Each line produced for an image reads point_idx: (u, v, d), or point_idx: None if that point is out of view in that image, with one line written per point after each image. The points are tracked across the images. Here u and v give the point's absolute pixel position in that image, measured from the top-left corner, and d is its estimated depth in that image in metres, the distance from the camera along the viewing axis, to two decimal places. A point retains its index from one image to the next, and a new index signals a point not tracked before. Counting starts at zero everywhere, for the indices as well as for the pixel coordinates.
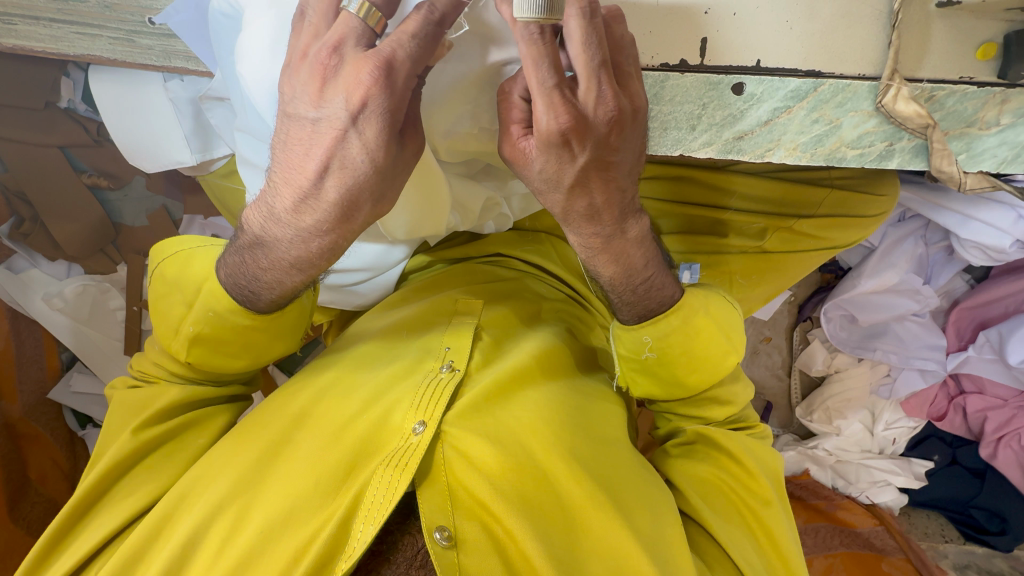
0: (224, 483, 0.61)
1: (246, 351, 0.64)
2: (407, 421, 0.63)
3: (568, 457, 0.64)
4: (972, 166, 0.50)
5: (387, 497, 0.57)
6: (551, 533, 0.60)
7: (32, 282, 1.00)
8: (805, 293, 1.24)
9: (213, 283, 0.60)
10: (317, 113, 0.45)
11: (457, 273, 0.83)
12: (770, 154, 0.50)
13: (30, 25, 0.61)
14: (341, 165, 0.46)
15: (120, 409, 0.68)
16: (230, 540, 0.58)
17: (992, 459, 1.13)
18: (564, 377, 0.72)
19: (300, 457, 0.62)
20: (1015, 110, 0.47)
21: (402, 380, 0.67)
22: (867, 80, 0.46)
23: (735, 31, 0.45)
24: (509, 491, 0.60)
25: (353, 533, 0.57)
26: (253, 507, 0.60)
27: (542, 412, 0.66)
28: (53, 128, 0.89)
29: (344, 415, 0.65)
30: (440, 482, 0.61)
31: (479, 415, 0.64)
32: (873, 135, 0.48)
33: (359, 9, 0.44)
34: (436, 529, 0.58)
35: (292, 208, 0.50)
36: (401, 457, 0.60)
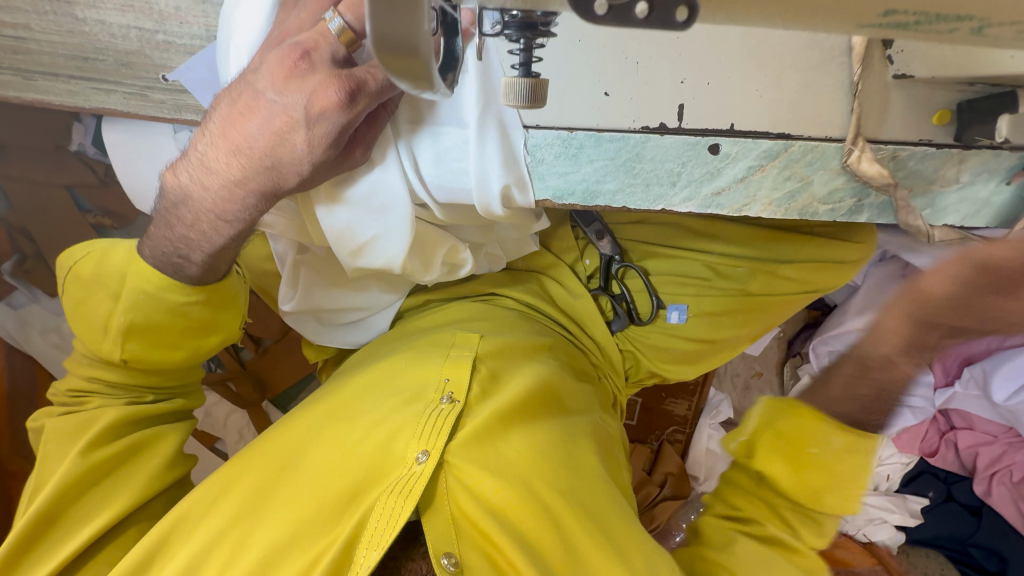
0: (228, 510, 0.64)
1: (186, 340, 0.65)
2: (410, 450, 0.65)
3: (564, 492, 0.65)
4: (937, 219, 0.54)
5: (393, 522, 0.60)
6: (549, 569, 0.62)
7: (30, 317, 1.02)
8: (793, 330, 1.25)
9: (138, 266, 0.62)
10: (276, 97, 0.49)
11: (449, 312, 0.84)
12: (747, 208, 0.53)
13: (49, 81, 0.64)
14: (280, 145, 0.51)
15: (53, 438, 0.67)
16: (232, 563, 0.61)
17: (988, 496, 1.16)
18: (558, 412, 0.74)
19: (303, 485, 0.64)
20: (972, 168, 0.51)
21: (403, 408, 0.69)
22: (833, 142, 0.49)
23: (710, 97, 0.48)
24: (507, 522, 0.63)
25: (356, 558, 0.60)
26: (253, 535, 0.62)
27: (538, 445, 0.69)
28: (61, 169, 0.93)
29: (347, 441, 0.67)
30: (445, 510, 0.64)
31: (478, 446, 0.67)
32: (842, 192, 0.52)
33: (337, 29, 0.46)
34: (443, 555, 0.62)
35: (224, 163, 0.54)
36: (406, 485, 0.63)
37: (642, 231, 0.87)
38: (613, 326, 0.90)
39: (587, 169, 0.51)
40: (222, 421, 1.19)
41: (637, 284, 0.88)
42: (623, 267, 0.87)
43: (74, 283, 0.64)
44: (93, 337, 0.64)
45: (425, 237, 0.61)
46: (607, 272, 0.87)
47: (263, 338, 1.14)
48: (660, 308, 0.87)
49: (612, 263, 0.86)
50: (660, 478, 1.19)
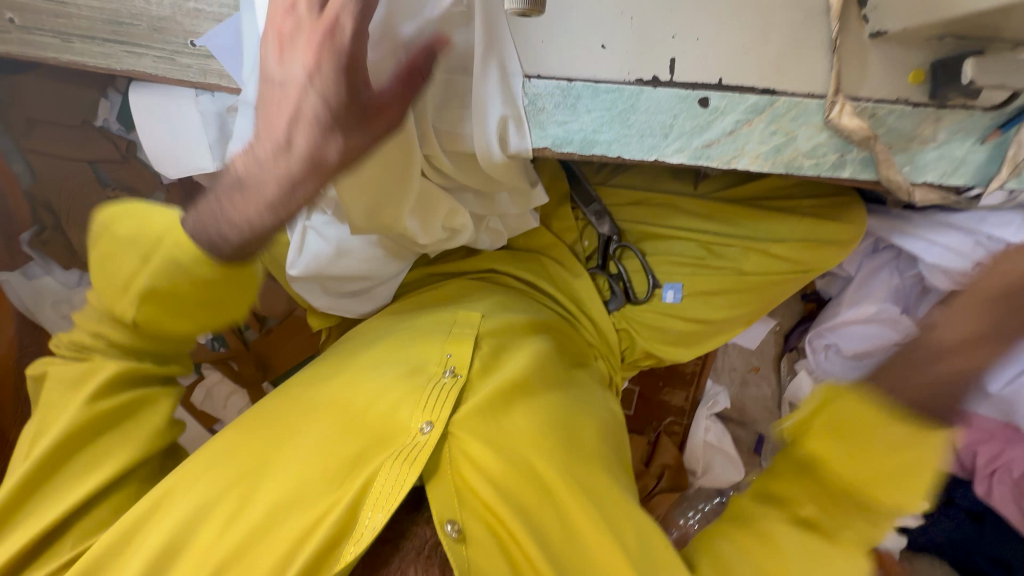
0: (224, 475, 0.62)
1: (202, 312, 0.60)
2: (414, 420, 0.65)
3: (564, 463, 0.66)
4: (918, 176, 0.56)
5: (396, 487, 0.59)
6: (548, 540, 0.62)
7: (43, 290, 1.03)
8: (789, 324, 1.28)
9: (179, 233, 0.56)
10: (284, 20, 0.48)
11: (449, 287, 0.86)
12: (736, 160, 0.55)
13: (86, 44, 0.69)
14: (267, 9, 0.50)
15: (59, 382, 0.66)
16: (234, 519, 0.59)
17: (989, 497, 1.12)
18: (557, 390, 0.75)
19: (304, 446, 0.63)
20: (949, 127, 0.53)
21: (404, 380, 0.69)
22: (816, 98, 0.52)
23: (699, 52, 0.52)
24: (512, 493, 0.63)
25: (361, 519, 0.59)
26: (260, 489, 0.61)
27: (537, 420, 0.69)
28: (86, 143, 0.98)
29: (350, 408, 0.66)
30: (448, 477, 0.64)
31: (479, 418, 0.67)
32: (826, 147, 0.55)
33: None
34: (446, 522, 0.60)
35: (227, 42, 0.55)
36: (409, 452, 0.62)
37: (641, 212, 0.90)
38: (609, 305, 0.92)
39: (585, 119, 0.54)
40: (222, 402, 1.18)
41: (633, 264, 0.91)
42: (621, 248, 0.90)
43: (106, 239, 0.58)
44: (108, 289, 0.59)
45: (424, 191, 0.59)
46: (605, 252, 0.90)
47: (268, 318, 1.16)
48: (656, 287, 0.89)
49: (610, 242, 0.89)
50: (657, 470, 1.21)
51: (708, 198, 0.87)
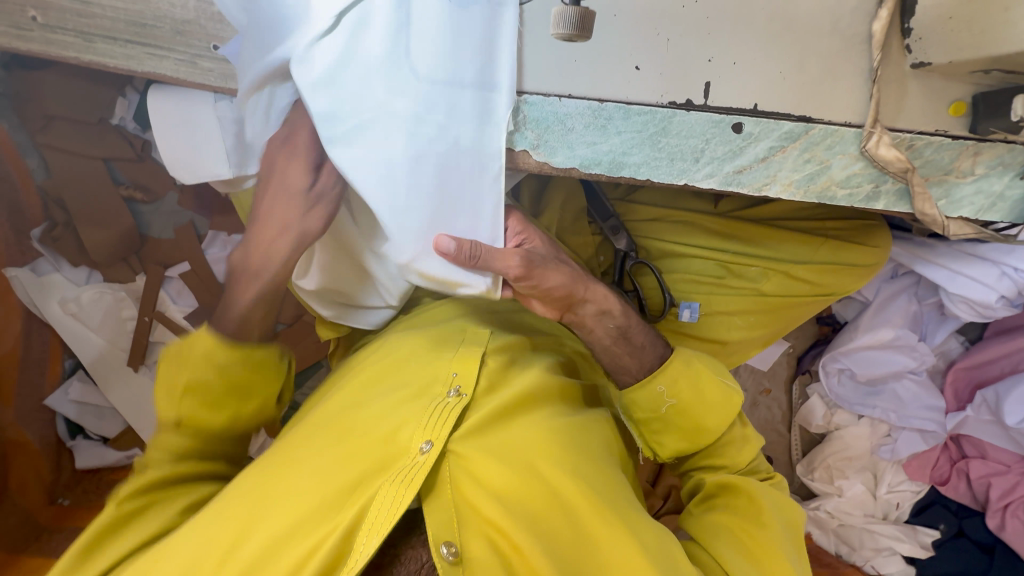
0: (234, 500, 0.61)
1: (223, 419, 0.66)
2: (414, 441, 0.63)
3: (574, 479, 0.65)
4: (953, 211, 0.55)
5: (394, 509, 0.57)
6: (562, 552, 0.60)
7: (51, 286, 1.03)
8: (802, 346, 1.27)
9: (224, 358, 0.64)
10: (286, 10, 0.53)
11: (461, 304, 0.84)
12: (767, 187, 0.54)
13: (108, 44, 0.68)
14: None
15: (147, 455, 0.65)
16: (233, 551, 0.57)
17: (1001, 531, 1.10)
18: (568, 407, 0.73)
19: (305, 471, 0.62)
20: (987, 161, 0.52)
21: (412, 402, 0.66)
22: (853, 127, 0.51)
23: (736, 76, 0.51)
24: (518, 508, 0.62)
25: (355, 545, 0.57)
26: (256, 518, 0.59)
27: (544, 435, 0.67)
28: (102, 140, 0.98)
29: (354, 426, 0.65)
30: (446, 497, 0.62)
31: (485, 436, 0.66)
32: (861, 177, 0.53)
33: None
34: (444, 544, 0.58)
35: None
36: (407, 474, 0.60)
37: (659, 230, 0.88)
38: None
39: (615, 141, 0.53)
40: None
41: (649, 281, 0.89)
42: (637, 264, 0.87)
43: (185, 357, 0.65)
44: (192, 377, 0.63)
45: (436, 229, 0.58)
46: (621, 268, 0.87)
47: None
48: (673, 305, 0.85)
49: (626, 259, 0.86)
50: (664, 491, 1.17)
51: (727, 218, 0.86)
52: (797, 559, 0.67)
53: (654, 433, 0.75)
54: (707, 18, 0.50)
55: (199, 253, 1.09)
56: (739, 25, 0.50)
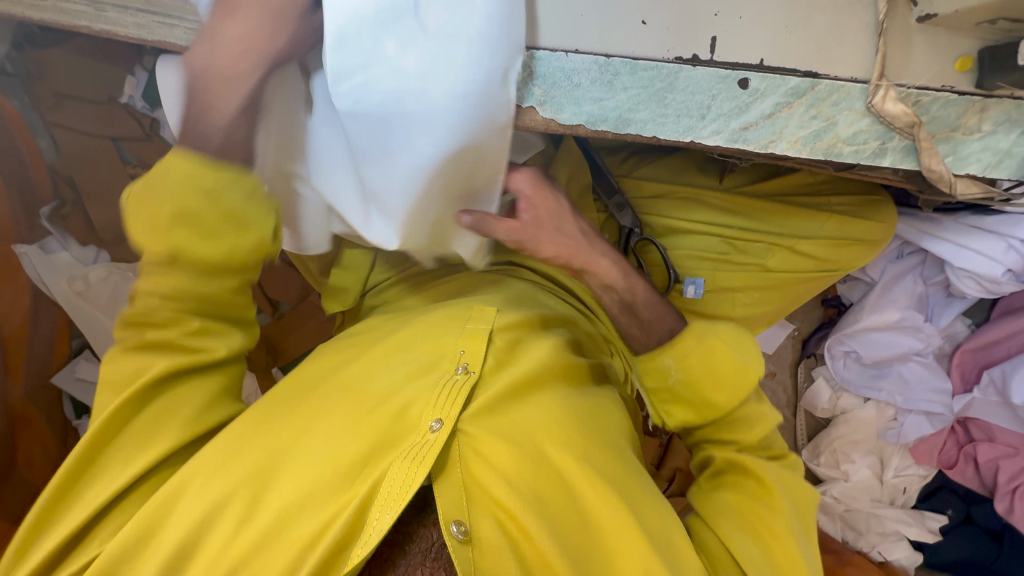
0: (236, 472, 0.60)
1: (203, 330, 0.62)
2: (424, 419, 0.63)
3: (580, 458, 0.65)
4: (960, 168, 0.55)
5: (405, 488, 0.57)
6: (567, 533, 0.61)
7: (59, 264, 1.02)
8: (808, 329, 1.26)
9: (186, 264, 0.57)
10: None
11: (462, 281, 0.84)
12: (773, 145, 0.54)
13: (119, 13, 0.69)
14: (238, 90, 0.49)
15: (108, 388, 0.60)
16: (245, 523, 0.58)
17: (1009, 515, 1.09)
18: (575, 387, 0.73)
19: (316, 448, 0.62)
20: (994, 118, 0.52)
21: (417, 379, 0.67)
22: (859, 83, 0.51)
23: (741, 31, 0.51)
24: (526, 489, 0.62)
25: (369, 521, 0.56)
26: (268, 493, 0.59)
27: (553, 414, 0.68)
28: (111, 122, 0.99)
29: (362, 403, 0.65)
30: (456, 475, 0.61)
31: (493, 415, 0.66)
32: (867, 134, 0.53)
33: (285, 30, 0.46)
34: (453, 523, 0.58)
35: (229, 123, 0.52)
36: (417, 452, 0.60)
37: (665, 206, 0.88)
38: None
39: (621, 97, 0.53)
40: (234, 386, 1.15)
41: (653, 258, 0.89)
42: (642, 241, 0.86)
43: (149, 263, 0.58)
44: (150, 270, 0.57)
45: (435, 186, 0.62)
46: (625, 245, 0.86)
47: (281, 304, 1.16)
48: (677, 282, 0.86)
49: (631, 236, 0.86)
50: (669, 473, 1.17)
51: (733, 193, 0.86)
52: (801, 535, 0.67)
53: (664, 407, 0.74)
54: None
55: None
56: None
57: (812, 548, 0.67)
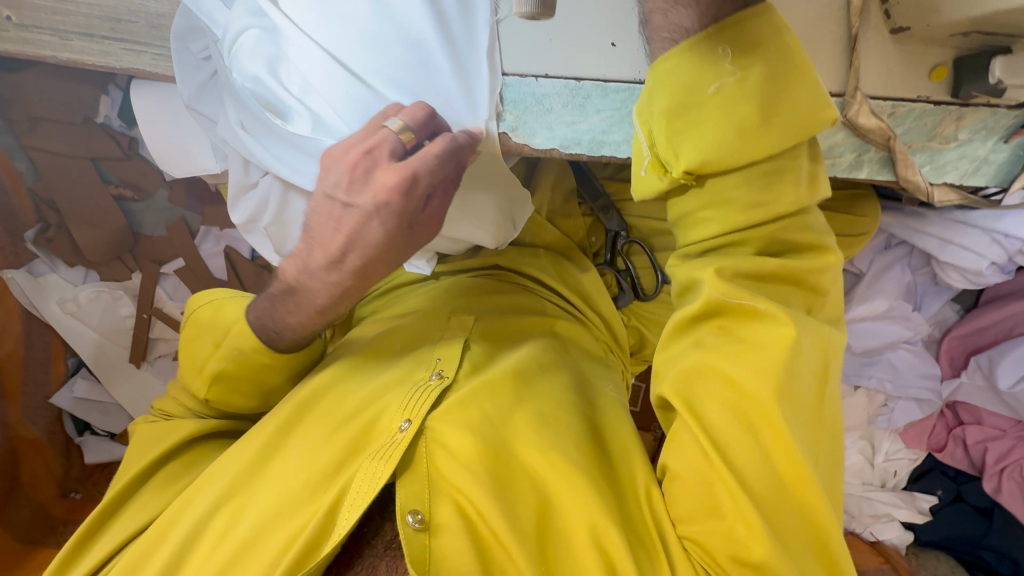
0: (220, 484, 0.63)
1: (259, 393, 0.70)
2: (395, 420, 0.62)
3: (549, 443, 0.60)
4: (937, 178, 0.55)
5: (369, 488, 0.57)
6: (533, 525, 0.56)
7: (49, 286, 1.04)
8: None
9: (241, 324, 0.66)
10: (360, 159, 0.47)
11: (449, 287, 0.83)
12: None
13: (85, 41, 0.68)
14: (359, 241, 0.49)
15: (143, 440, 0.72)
16: (225, 535, 0.59)
17: (997, 494, 1.11)
18: (552, 377, 0.68)
19: (293, 457, 0.63)
20: (970, 126, 0.52)
21: (394, 385, 0.67)
22: (834, 96, 0.51)
23: None
24: (489, 479, 0.58)
25: (337, 522, 0.56)
26: (247, 505, 0.61)
27: (526, 406, 0.63)
28: (87, 141, 0.96)
29: (339, 413, 0.66)
30: (422, 472, 0.59)
31: (465, 408, 0.62)
32: (842, 147, 0.53)
33: (398, 129, 0.47)
34: (408, 512, 0.57)
35: (324, 269, 0.53)
36: (386, 451, 0.60)
37: (649, 207, 0.86)
38: (618, 301, 0.89)
39: (594, 119, 0.53)
40: None
41: (642, 260, 0.88)
42: (629, 244, 0.86)
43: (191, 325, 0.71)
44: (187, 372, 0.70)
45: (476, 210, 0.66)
46: (614, 246, 0.87)
47: None
48: (664, 284, 0.84)
49: (618, 238, 0.86)
50: None
51: None
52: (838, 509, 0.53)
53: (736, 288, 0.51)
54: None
55: (193, 250, 1.09)
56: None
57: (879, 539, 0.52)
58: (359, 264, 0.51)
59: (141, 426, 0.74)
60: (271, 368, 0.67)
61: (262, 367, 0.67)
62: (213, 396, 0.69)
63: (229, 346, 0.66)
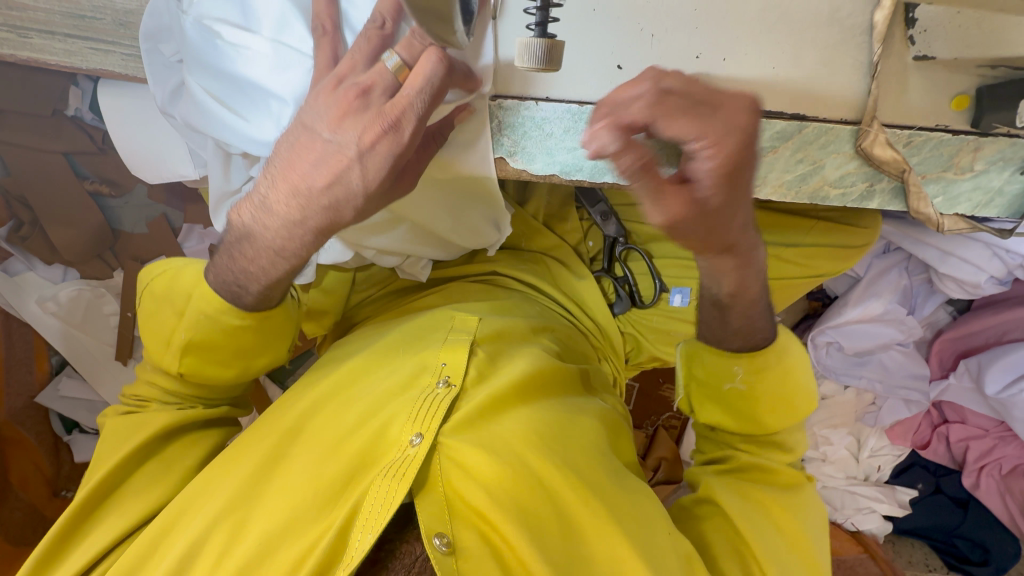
0: (221, 497, 0.59)
1: (237, 359, 0.63)
2: (404, 433, 0.60)
3: (562, 464, 0.61)
4: (948, 208, 0.53)
5: (386, 507, 0.54)
6: (551, 542, 0.57)
7: (26, 285, 1.01)
8: (792, 320, 1.23)
9: (204, 287, 0.60)
10: (356, 97, 0.45)
11: (445, 291, 0.80)
12: (757, 190, 0.52)
13: (45, 39, 0.63)
14: (338, 185, 0.48)
15: (110, 436, 0.65)
16: (226, 553, 0.55)
17: (975, 489, 1.16)
18: (556, 393, 0.69)
19: (297, 472, 0.59)
20: (988, 157, 0.49)
21: (398, 393, 0.64)
22: (849, 125, 0.48)
23: (726, 73, 0.48)
24: (507, 501, 0.57)
25: (351, 542, 0.54)
26: (250, 520, 0.57)
27: (535, 424, 0.63)
28: (59, 134, 0.90)
29: (341, 425, 0.62)
30: (438, 491, 0.58)
31: (476, 425, 0.62)
32: (854, 176, 0.51)
33: (393, 66, 0.45)
34: (434, 535, 0.55)
35: (290, 207, 0.50)
36: (399, 468, 0.57)
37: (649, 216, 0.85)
38: (614, 308, 0.87)
39: None
40: None
41: (639, 267, 0.86)
42: (627, 249, 0.84)
43: (148, 297, 0.64)
44: (155, 350, 0.63)
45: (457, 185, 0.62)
46: (611, 253, 0.85)
47: None
48: (662, 291, 0.84)
49: (615, 244, 0.83)
50: (654, 463, 1.22)
51: None
52: (821, 535, 0.64)
53: (700, 398, 0.70)
54: (695, 11, 0.47)
55: (176, 247, 1.07)
56: (731, 16, 0.47)
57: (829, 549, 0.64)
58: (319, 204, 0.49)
59: (111, 418, 0.68)
60: (245, 330, 0.61)
61: (237, 331, 0.61)
62: (185, 367, 0.62)
63: (194, 313, 0.60)
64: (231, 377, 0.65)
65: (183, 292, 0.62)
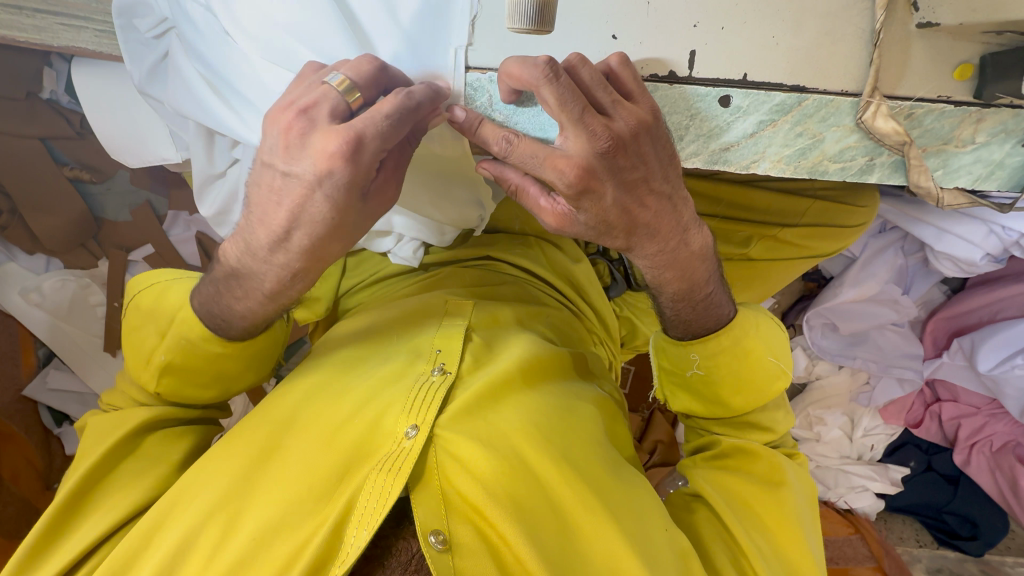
0: (211, 492, 0.57)
1: (218, 382, 0.62)
2: (400, 425, 0.59)
3: (557, 457, 0.60)
4: (948, 182, 0.52)
5: (383, 500, 0.54)
6: (546, 537, 0.56)
7: (8, 276, 0.99)
8: (788, 301, 1.24)
9: (188, 311, 0.59)
10: (296, 119, 0.44)
11: (436, 278, 0.78)
12: (755, 165, 0.51)
13: (13, 15, 0.61)
14: (307, 217, 0.46)
15: (92, 433, 0.64)
16: (219, 547, 0.54)
17: (966, 466, 1.17)
18: (552, 381, 0.68)
19: (291, 463, 0.58)
20: (990, 128, 0.48)
21: (393, 383, 0.63)
22: (849, 96, 0.47)
23: (723, 44, 0.46)
24: (503, 494, 0.57)
25: (346, 538, 0.53)
26: (243, 513, 0.56)
27: (531, 415, 0.63)
28: (34, 118, 0.87)
29: (336, 416, 0.61)
30: (434, 485, 0.57)
31: (471, 417, 0.61)
32: (854, 151, 0.50)
33: (338, 84, 0.45)
34: (430, 532, 0.54)
35: (269, 248, 0.49)
36: (394, 461, 0.56)
37: None
38: (609, 291, 0.89)
39: None
40: None
41: None
42: None
43: (134, 311, 0.62)
44: (135, 363, 0.62)
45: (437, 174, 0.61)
46: None
47: None
48: None
49: None
50: (650, 446, 1.23)
51: (713, 179, 0.80)
52: (811, 528, 0.63)
53: (669, 386, 0.69)
54: None
55: (162, 235, 1.05)
56: None
57: (818, 535, 0.64)
58: (283, 233, 0.48)
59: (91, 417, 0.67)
60: (226, 356, 0.60)
61: (218, 357, 0.60)
62: (163, 389, 0.61)
63: (177, 334, 0.59)
64: (211, 398, 0.64)
65: (166, 314, 0.60)
